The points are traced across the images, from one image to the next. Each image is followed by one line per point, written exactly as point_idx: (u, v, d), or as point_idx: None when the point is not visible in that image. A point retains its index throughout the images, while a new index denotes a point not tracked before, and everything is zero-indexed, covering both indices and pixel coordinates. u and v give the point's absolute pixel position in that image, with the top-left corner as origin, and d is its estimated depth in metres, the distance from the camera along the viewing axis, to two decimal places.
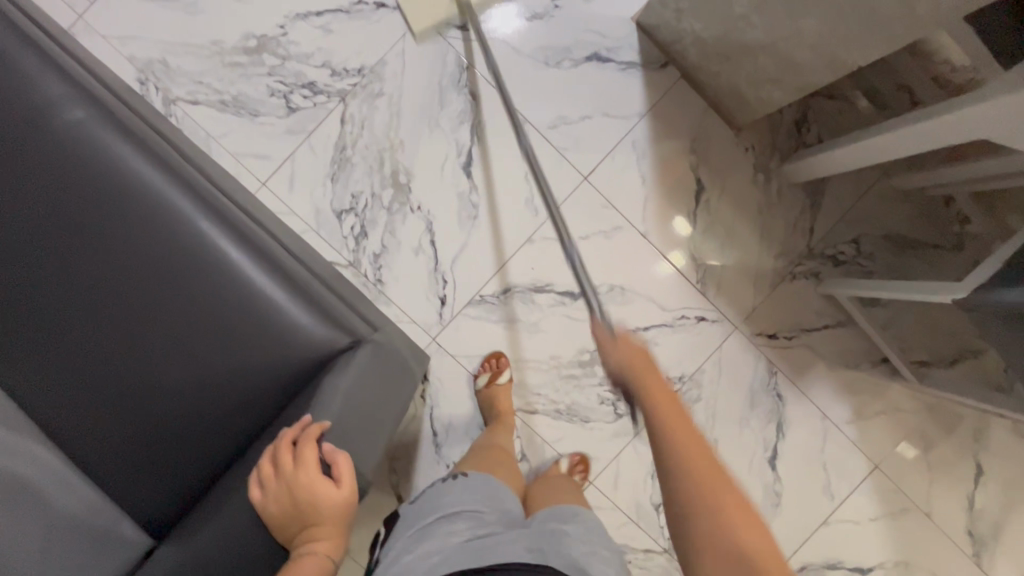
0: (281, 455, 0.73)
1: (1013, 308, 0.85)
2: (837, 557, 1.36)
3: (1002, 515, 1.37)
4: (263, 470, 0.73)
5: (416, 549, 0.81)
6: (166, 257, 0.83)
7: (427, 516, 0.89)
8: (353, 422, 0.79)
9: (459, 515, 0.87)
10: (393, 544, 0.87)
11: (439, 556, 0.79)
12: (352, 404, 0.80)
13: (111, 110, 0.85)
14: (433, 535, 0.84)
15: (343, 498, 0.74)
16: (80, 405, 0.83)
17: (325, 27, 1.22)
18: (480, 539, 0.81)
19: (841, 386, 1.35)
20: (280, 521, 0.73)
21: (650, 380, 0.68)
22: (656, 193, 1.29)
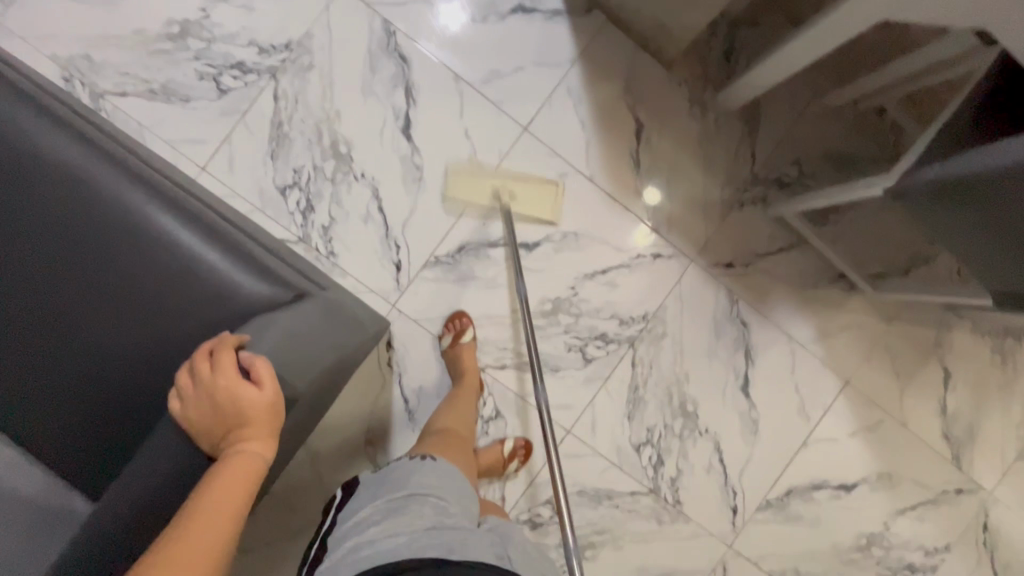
0: (196, 365, 0.65)
1: (952, 179, 0.92)
2: (822, 477, 1.39)
3: (974, 414, 1.42)
4: (179, 384, 0.65)
5: (381, 526, 0.76)
6: (88, 238, 0.82)
7: (391, 492, 0.84)
8: (291, 357, 0.71)
9: (425, 499, 0.83)
10: (357, 513, 0.82)
11: (406, 535, 0.73)
12: (290, 339, 0.73)
13: (21, 90, 0.83)
14: (402, 514, 0.78)
15: (262, 404, 0.63)
16: (25, 390, 0.84)
17: (247, 5, 1.20)
18: (449, 528, 0.76)
19: (803, 306, 1.37)
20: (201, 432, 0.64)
21: None
22: (597, 137, 1.29)
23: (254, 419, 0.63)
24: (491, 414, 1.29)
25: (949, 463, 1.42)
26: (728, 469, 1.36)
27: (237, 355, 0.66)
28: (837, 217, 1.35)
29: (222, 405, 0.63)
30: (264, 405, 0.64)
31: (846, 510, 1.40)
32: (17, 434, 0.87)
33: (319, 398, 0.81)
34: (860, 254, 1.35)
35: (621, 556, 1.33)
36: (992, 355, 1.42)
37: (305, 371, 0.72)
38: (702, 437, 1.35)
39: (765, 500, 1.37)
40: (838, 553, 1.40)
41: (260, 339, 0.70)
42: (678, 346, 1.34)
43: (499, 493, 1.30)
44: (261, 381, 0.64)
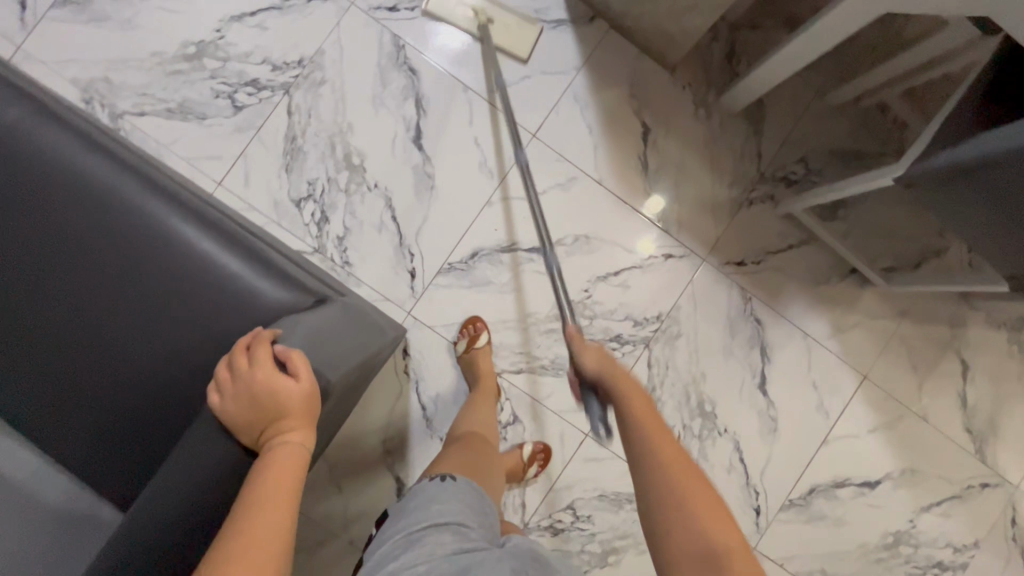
0: (234, 361, 0.66)
1: (960, 164, 0.93)
2: (844, 475, 1.37)
3: (995, 406, 1.41)
4: (218, 380, 0.66)
5: (399, 558, 0.70)
6: (113, 247, 0.83)
7: (410, 522, 0.75)
8: (318, 350, 0.72)
9: (446, 528, 0.74)
10: (378, 549, 0.75)
11: (425, 566, 0.68)
12: (315, 336, 0.74)
13: (49, 108, 0.86)
14: (420, 543, 0.71)
15: (301, 393, 0.64)
16: (51, 399, 0.85)
17: (260, 25, 1.24)
18: (472, 554, 0.69)
19: (816, 302, 1.37)
20: (241, 427, 0.63)
21: (623, 385, 0.70)
22: (605, 141, 1.31)
23: (292, 410, 0.63)
24: (509, 419, 1.29)
25: (972, 457, 1.40)
26: (749, 468, 1.35)
27: (272, 348, 0.66)
28: (846, 212, 1.36)
29: (260, 397, 0.63)
30: (302, 396, 0.64)
31: (871, 508, 1.38)
32: (44, 443, 0.88)
33: (343, 399, 0.81)
34: (871, 249, 1.36)
35: (645, 561, 1.32)
36: (1010, 345, 1.41)
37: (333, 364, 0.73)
38: (722, 437, 1.35)
39: (788, 499, 1.36)
40: (864, 552, 1.38)
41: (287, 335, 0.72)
42: (693, 346, 1.34)
43: (520, 499, 1.29)
44: (296, 372, 0.64)
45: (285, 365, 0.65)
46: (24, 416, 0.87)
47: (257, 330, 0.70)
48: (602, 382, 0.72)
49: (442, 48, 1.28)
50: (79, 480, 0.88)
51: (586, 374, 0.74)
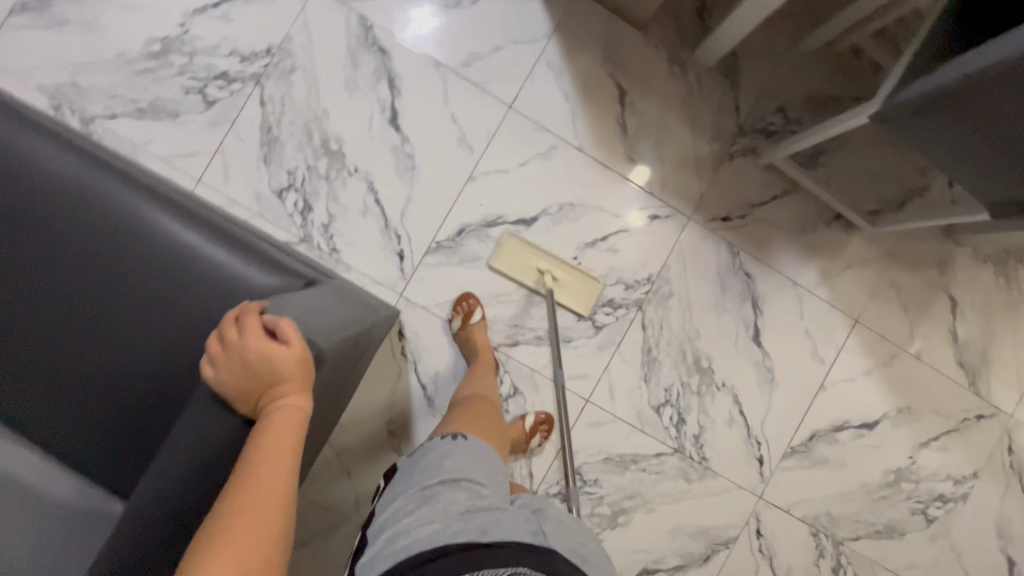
0: (223, 333, 0.66)
1: (939, 89, 0.93)
2: (843, 419, 1.40)
3: (986, 338, 1.43)
4: (208, 354, 0.65)
5: (414, 514, 0.71)
6: (98, 246, 0.83)
7: (422, 480, 0.78)
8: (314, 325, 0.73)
9: (458, 485, 0.75)
10: (391, 504, 0.76)
11: (439, 523, 0.68)
12: (310, 313, 0.74)
13: (19, 112, 0.85)
14: (434, 500, 0.73)
15: (292, 359, 0.63)
16: (48, 400, 0.85)
17: (225, 16, 1.22)
18: (484, 510, 0.71)
19: (803, 250, 1.38)
20: (237, 397, 0.64)
21: None
22: (582, 107, 1.31)
23: (287, 375, 0.63)
24: (510, 392, 1.30)
25: (967, 390, 1.43)
26: (749, 420, 1.37)
27: (260, 318, 0.66)
28: (827, 159, 1.36)
29: (254, 365, 0.63)
30: (295, 361, 0.64)
31: (871, 448, 1.41)
32: (44, 443, 0.88)
33: (337, 375, 0.81)
34: (854, 193, 1.37)
35: (654, 518, 1.35)
36: (996, 278, 1.43)
37: (328, 335, 0.72)
38: (721, 391, 1.36)
39: (789, 447, 1.39)
40: (867, 492, 1.41)
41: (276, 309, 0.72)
42: (685, 304, 1.35)
43: (527, 469, 1.31)
44: (287, 339, 0.64)
45: (275, 334, 0.65)
46: (21, 420, 0.87)
47: (245, 304, 0.70)
48: None
49: (408, 27, 1.26)
50: (85, 477, 0.88)
51: None
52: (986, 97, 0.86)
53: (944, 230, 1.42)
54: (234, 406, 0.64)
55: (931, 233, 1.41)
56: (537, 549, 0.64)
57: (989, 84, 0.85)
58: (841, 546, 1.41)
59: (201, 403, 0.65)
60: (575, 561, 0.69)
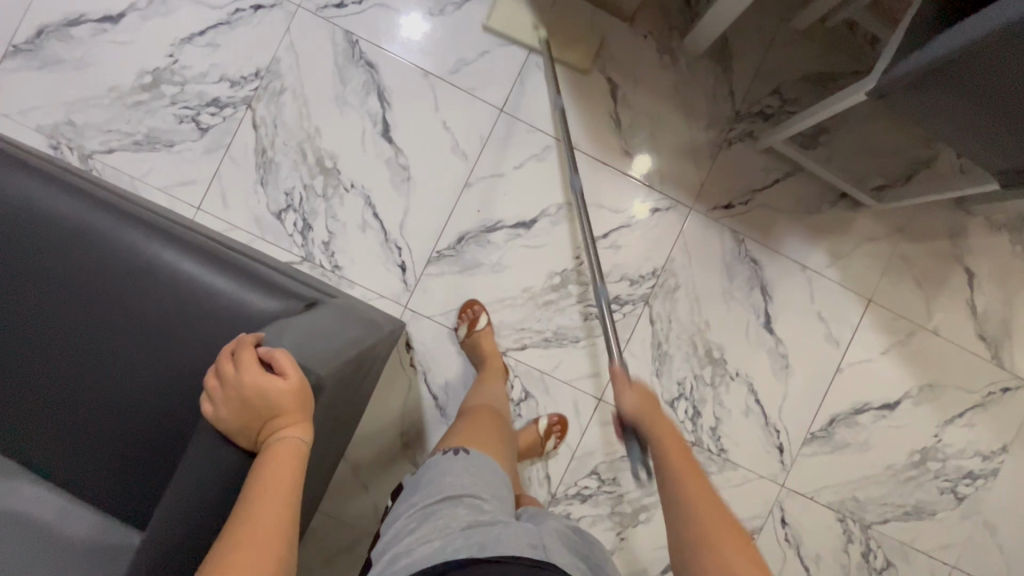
0: (220, 369, 0.66)
1: (936, 61, 0.90)
2: (863, 400, 1.37)
3: (1006, 308, 1.39)
4: (207, 390, 0.66)
5: (417, 531, 0.73)
6: (98, 283, 0.84)
7: (427, 497, 0.79)
8: (313, 348, 0.73)
9: (461, 502, 0.77)
10: (393, 524, 0.78)
11: (441, 541, 0.70)
12: (308, 336, 0.74)
13: (13, 156, 0.86)
14: (436, 516, 0.74)
15: (287, 390, 0.63)
16: (63, 437, 0.87)
17: (212, 43, 1.23)
18: (485, 526, 0.72)
19: (810, 233, 1.35)
20: (237, 431, 0.64)
21: (657, 420, 0.76)
22: (574, 104, 1.30)
23: (283, 407, 0.63)
24: (521, 396, 1.30)
25: (990, 363, 1.39)
26: (766, 408, 1.35)
27: (256, 352, 0.67)
28: (829, 138, 1.33)
29: (250, 399, 0.63)
30: (291, 393, 0.64)
31: (894, 429, 1.38)
32: (63, 479, 0.89)
33: (340, 396, 0.81)
34: (858, 170, 1.34)
35: None
36: (1013, 246, 1.39)
37: (326, 356, 0.72)
38: (735, 381, 1.34)
39: (809, 433, 1.36)
40: (893, 473, 1.38)
41: (272, 336, 0.72)
42: (692, 295, 1.33)
43: (543, 473, 1.31)
44: (282, 371, 0.64)
45: (270, 366, 0.65)
46: (38, 459, 0.89)
47: (242, 336, 0.70)
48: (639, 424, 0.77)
49: (393, 39, 1.26)
50: (105, 510, 0.89)
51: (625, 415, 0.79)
52: (983, 65, 0.84)
53: (955, 201, 1.38)
54: (235, 441, 0.65)
55: (942, 204, 1.37)
56: (539, 565, 0.65)
57: (982, 53, 0.83)
58: (869, 530, 1.38)
59: (203, 436, 0.66)
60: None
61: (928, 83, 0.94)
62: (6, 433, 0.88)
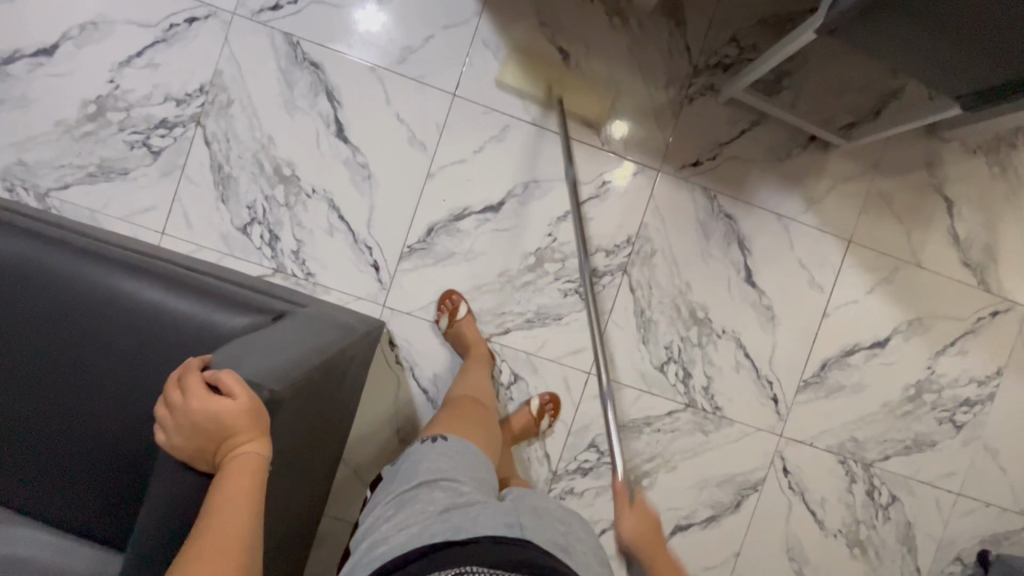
0: (169, 397, 0.65)
1: None
2: (853, 342, 1.37)
3: (989, 232, 1.37)
4: (160, 420, 0.65)
5: (395, 518, 0.73)
6: (61, 322, 0.83)
7: (404, 485, 0.80)
8: (277, 358, 0.73)
9: (438, 486, 0.77)
10: (372, 512, 0.80)
11: (417, 527, 0.70)
12: (271, 351, 0.74)
13: None
14: (414, 502, 0.75)
15: (237, 410, 0.62)
16: (46, 475, 0.87)
17: (151, 63, 1.20)
18: (462, 508, 0.72)
19: (782, 181, 1.33)
20: (195, 457, 0.63)
21: (658, 555, 0.74)
22: (527, 79, 1.27)
23: (236, 427, 0.62)
24: (510, 379, 1.30)
25: (977, 289, 1.38)
26: (757, 361, 1.35)
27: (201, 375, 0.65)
28: (791, 81, 1.30)
29: (199, 425, 0.62)
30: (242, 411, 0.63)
31: (886, 367, 1.38)
32: (54, 517, 0.89)
33: (313, 406, 0.81)
34: (825, 111, 1.31)
35: (678, 475, 1.35)
36: (990, 168, 1.36)
37: (286, 368, 0.71)
38: (722, 338, 1.34)
39: (802, 381, 1.36)
40: (890, 411, 1.38)
41: (221, 355, 0.70)
42: (670, 258, 1.32)
43: (541, 452, 1.31)
44: (230, 392, 0.63)
45: (218, 389, 0.63)
46: (25, 500, 0.89)
47: (189, 361, 0.68)
48: (637, 554, 0.75)
49: (333, 35, 1.23)
50: (101, 542, 0.90)
51: (624, 542, 0.77)
52: None
53: (927, 130, 1.35)
54: (195, 466, 0.64)
55: (915, 135, 1.35)
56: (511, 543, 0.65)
57: None
58: (872, 469, 1.39)
59: (167, 460, 0.65)
60: (560, 553, 0.70)
61: (874, 11, 0.91)
62: None
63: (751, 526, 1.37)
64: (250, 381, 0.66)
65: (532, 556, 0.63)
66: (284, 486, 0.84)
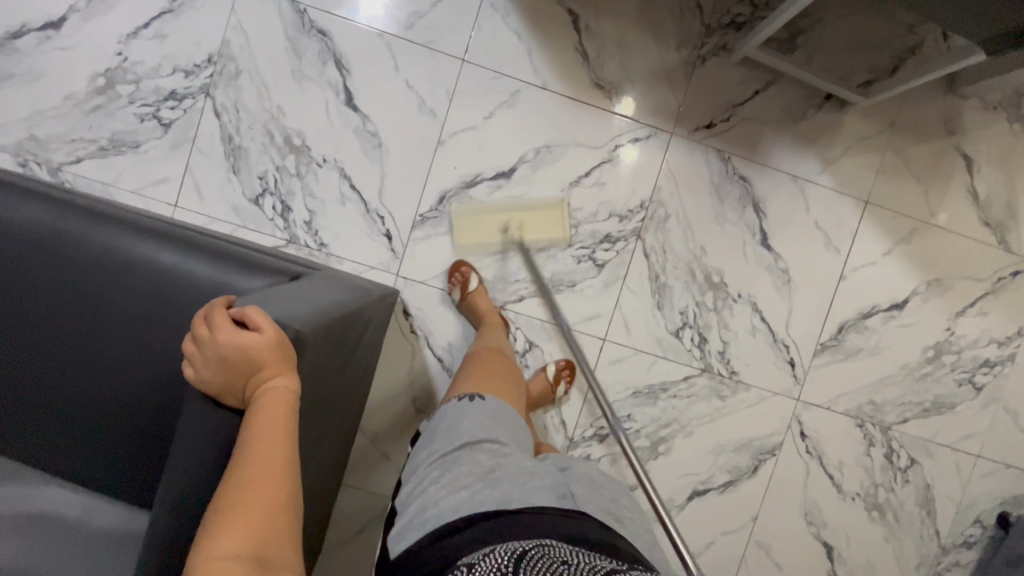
0: (195, 333, 0.65)
1: None
2: (871, 305, 1.35)
3: (1009, 190, 1.35)
4: (186, 356, 0.65)
5: (442, 480, 0.75)
6: (80, 285, 0.84)
7: (445, 446, 0.81)
8: (299, 309, 0.73)
9: (481, 448, 0.79)
10: (414, 472, 0.81)
11: (467, 491, 0.71)
12: (293, 304, 0.74)
13: None
14: (459, 464, 0.77)
15: (266, 343, 0.63)
16: (70, 437, 0.88)
17: (158, 34, 1.20)
18: (507, 472, 0.74)
19: (798, 141, 1.31)
20: (224, 391, 0.63)
21: None
22: (537, 43, 1.25)
23: (264, 359, 0.62)
24: (526, 346, 1.30)
25: (997, 249, 1.36)
26: (773, 325, 1.34)
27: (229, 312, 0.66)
28: (806, 38, 1.27)
29: (229, 358, 0.62)
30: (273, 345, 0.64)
31: (904, 329, 1.36)
32: (78, 479, 0.90)
33: (331, 365, 0.81)
34: (841, 69, 1.28)
35: (695, 440, 1.34)
36: (1011, 124, 1.34)
37: (308, 320, 0.72)
38: (738, 303, 1.33)
39: (819, 344, 1.35)
40: (909, 373, 1.37)
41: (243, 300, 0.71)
42: (684, 223, 1.31)
43: (558, 419, 1.32)
44: (258, 325, 0.64)
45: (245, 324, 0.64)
46: (49, 463, 0.89)
47: (212, 300, 0.68)
48: None
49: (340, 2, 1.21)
50: (126, 504, 0.90)
51: None
52: None
53: (946, 86, 1.33)
54: (224, 401, 0.64)
55: (933, 92, 1.32)
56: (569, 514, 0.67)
57: None
58: (890, 432, 1.38)
59: (192, 411, 0.66)
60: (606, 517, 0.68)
61: None
62: (19, 445, 0.89)
63: (769, 490, 1.37)
64: (276, 320, 0.67)
65: (585, 530, 0.65)
66: (306, 446, 0.84)
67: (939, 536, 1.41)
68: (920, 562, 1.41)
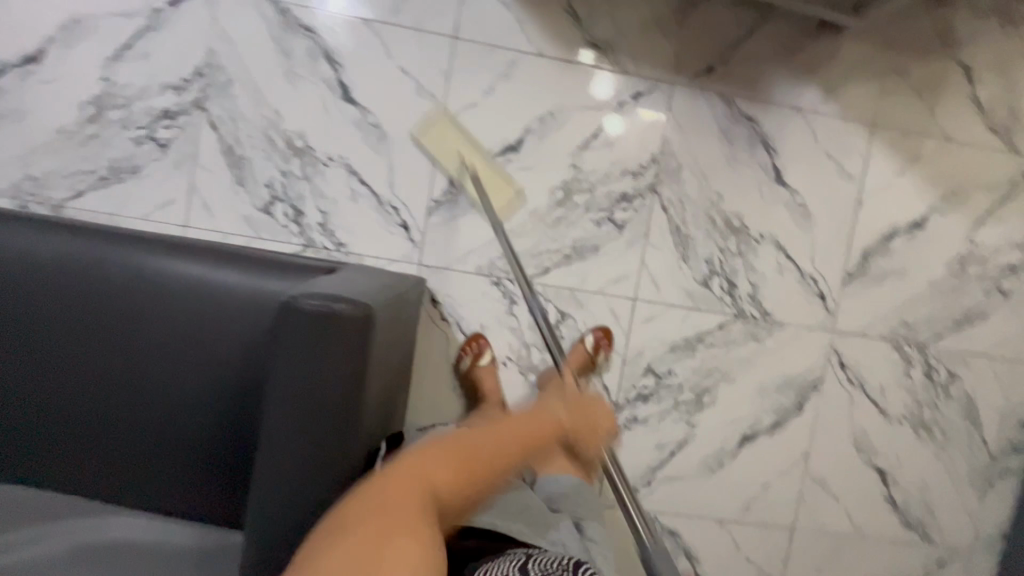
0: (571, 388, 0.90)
1: None
2: (891, 226, 1.35)
3: (1010, 94, 1.35)
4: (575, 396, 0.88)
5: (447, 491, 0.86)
6: (118, 307, 0.85)
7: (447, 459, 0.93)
8: (359, 290, 0.74)
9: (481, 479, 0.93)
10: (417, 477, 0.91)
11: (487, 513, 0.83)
12: (349, 286, 0.75)
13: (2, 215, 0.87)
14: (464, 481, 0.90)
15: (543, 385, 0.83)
16: (126, 461, 0.87)
17: (142, 54, 1.17)
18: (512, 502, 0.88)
19: (798, 74, 1.30)
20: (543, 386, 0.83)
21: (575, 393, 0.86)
22: (526, 11, 1.23)
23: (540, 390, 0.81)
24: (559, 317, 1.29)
25: (1006, 154, 1.36)
26: (798, 261, 1.34)
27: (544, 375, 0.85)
28: None
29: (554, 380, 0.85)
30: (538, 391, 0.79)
31: (926, 246, 1.36)
32: (145, 505, 0.88)
33: (391, 347, 0.82)
34: None
35: (737, 386, 1.34)
36: (1003, 29, 1.34)
37: (367, 299, 0.72)
38: (761, 244, 1.32)
39: (846, 273, 1.35)
40: (937, 289, 1.37)
41: (299, 289, 0.72)
42: (697, 171, 1.30)
43: (601, 384, 1.31)
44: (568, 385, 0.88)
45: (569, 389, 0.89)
46: (107, 492, 0.88)
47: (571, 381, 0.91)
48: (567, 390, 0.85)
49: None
50: (194, 523, 0.88)
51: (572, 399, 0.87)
52: None
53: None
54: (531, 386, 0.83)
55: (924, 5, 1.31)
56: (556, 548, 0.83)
57: None
58: (927, 349, 1.39)
59: (274, 389, 0.69)
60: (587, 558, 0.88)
61: None
62: (77, 480, 0.87)
63: (816, 424, 1.37)
64: (339, 298, 0.69)
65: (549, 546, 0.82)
66: (375, 436, 0.83)
67: (987, 446, 1.41)
68: (972, 473, 1.41)
